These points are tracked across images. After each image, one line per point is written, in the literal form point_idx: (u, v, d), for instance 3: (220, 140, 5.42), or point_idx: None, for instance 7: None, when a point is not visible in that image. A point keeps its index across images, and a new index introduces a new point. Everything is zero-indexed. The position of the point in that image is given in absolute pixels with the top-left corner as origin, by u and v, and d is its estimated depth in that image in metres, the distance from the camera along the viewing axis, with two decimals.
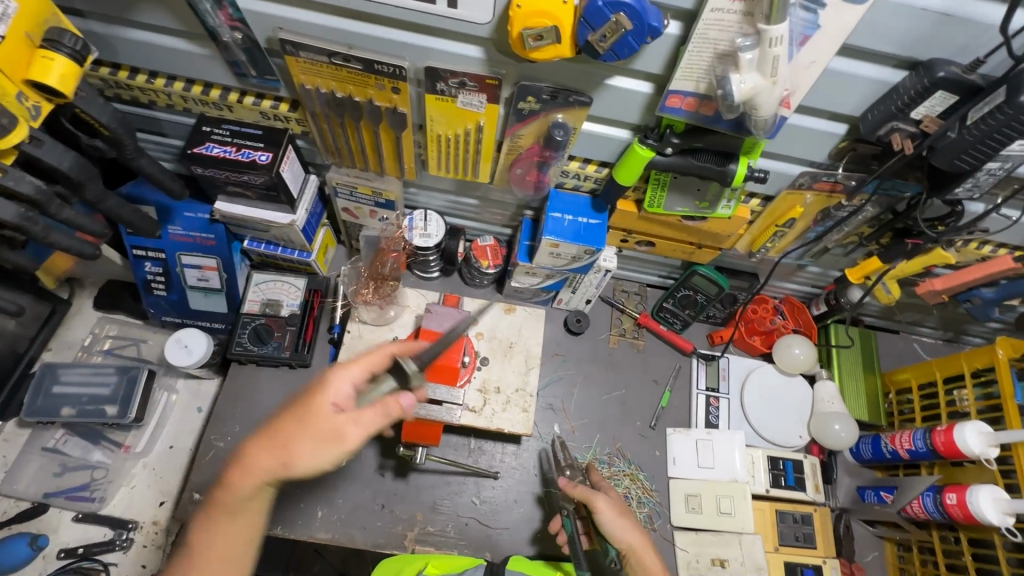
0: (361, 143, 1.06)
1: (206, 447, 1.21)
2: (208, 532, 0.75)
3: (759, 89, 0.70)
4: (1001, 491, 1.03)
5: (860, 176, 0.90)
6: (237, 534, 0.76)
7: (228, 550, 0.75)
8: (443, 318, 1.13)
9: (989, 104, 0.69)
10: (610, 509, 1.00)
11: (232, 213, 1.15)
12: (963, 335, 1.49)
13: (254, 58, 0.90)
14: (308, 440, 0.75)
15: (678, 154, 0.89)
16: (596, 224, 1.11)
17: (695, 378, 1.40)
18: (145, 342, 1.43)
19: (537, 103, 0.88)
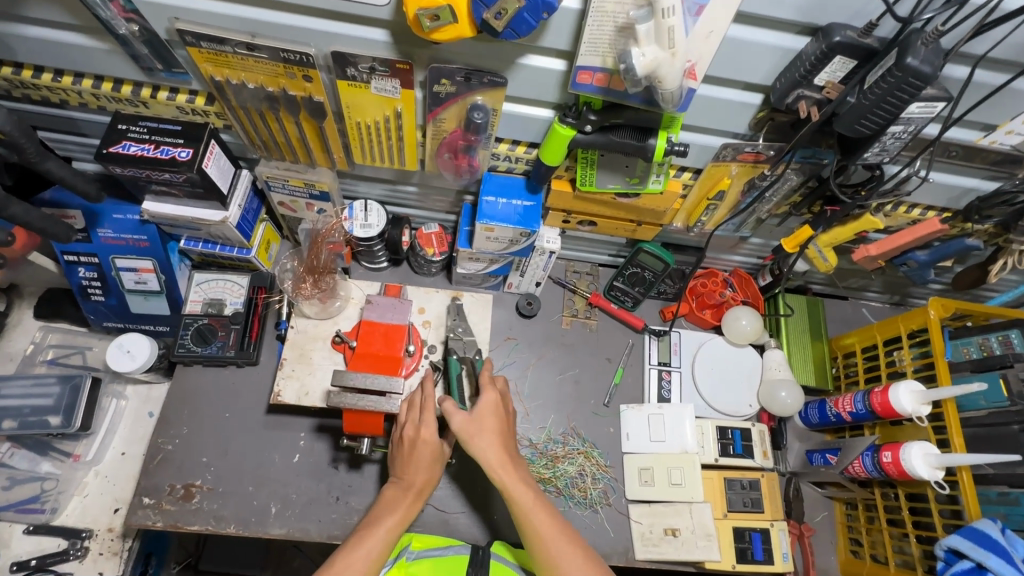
0: (284, 135, 1.04)
1: (154, 451, 1.20)
2: (415, 466, 1.01)
3: (659, 62, 0.69)
4: (931, 446, 1.06)
5: (779, 146, 0.91)
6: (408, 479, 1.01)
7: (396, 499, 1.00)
8: (384, 309, 1.12)
9: (882, 68, 0.70)
10: (467, 425, 1.00)
11: (161, 213, 1.12)
12: (908, 298, 1.53)
13: (157, 51, 0.87)
14: (421, 467, 1.01)
15: (598, 131, 0.89)
16: (531, 206, 1.10)
17: (648, 353, 1.42)
18: (90, 349, 1.40)
19: (452, 85, 0.87)
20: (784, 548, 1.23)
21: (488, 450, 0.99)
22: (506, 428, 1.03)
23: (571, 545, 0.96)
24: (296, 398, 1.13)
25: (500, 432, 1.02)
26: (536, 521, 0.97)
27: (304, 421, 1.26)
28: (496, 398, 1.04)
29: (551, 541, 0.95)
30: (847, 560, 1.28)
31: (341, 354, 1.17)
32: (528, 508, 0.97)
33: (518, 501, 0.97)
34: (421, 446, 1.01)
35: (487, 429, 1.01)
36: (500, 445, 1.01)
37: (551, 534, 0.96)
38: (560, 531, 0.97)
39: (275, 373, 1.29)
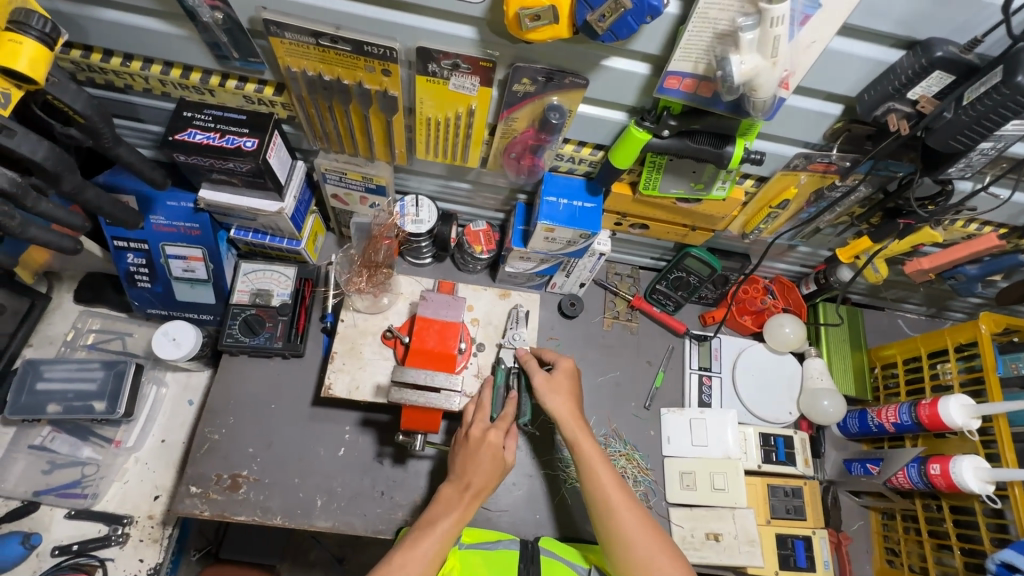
0: (350, 128, 1.03)
1: (201, 439, 1.20)
2: (473, 466, 1.01)
3: (759, 70, 0.70)
4: (981, 460, 1.07)
5: (854, 157, 0.91)
6: (466, 478, 1.01)
7: (454, 495, 1.00)
8: (439, 305, 1.12)
9: (984, 85, 0.70)
10: (547, 382, 1.10)
11: (217, 201, 1.12)
12: (945, 311, 1.53)
13: (236, 39, 0.86)
14: (481, 471, 1.01)
15: (675, 136, 0.89)
16: (591, 207, 1.10)
17: (688, 358, 1.42)
18: (130, 335, 1.39)
19: (532, 85, 0.87)
20: (825, 556, 1.24)
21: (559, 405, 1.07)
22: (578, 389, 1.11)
23: (628, 501, 1.00)
24: (347, 392, 1.14)
25: (572, 393, 1.10)
26: (597, 472, 1.01)
27: (349, 415, 1.26)
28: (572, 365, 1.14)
29: (612, 494, 1.00)
30: (883, 569, 1.29)
31: (391, 349, 1.17)
32: (594, 463, 1.02)
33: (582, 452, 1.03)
34: (486, 450, 1.02)
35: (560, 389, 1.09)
36: (570, 403, 1.09)
37: (613, 487, 1.00)
38: (619, 486, 1.01)
39: (320, 365, 1.29)
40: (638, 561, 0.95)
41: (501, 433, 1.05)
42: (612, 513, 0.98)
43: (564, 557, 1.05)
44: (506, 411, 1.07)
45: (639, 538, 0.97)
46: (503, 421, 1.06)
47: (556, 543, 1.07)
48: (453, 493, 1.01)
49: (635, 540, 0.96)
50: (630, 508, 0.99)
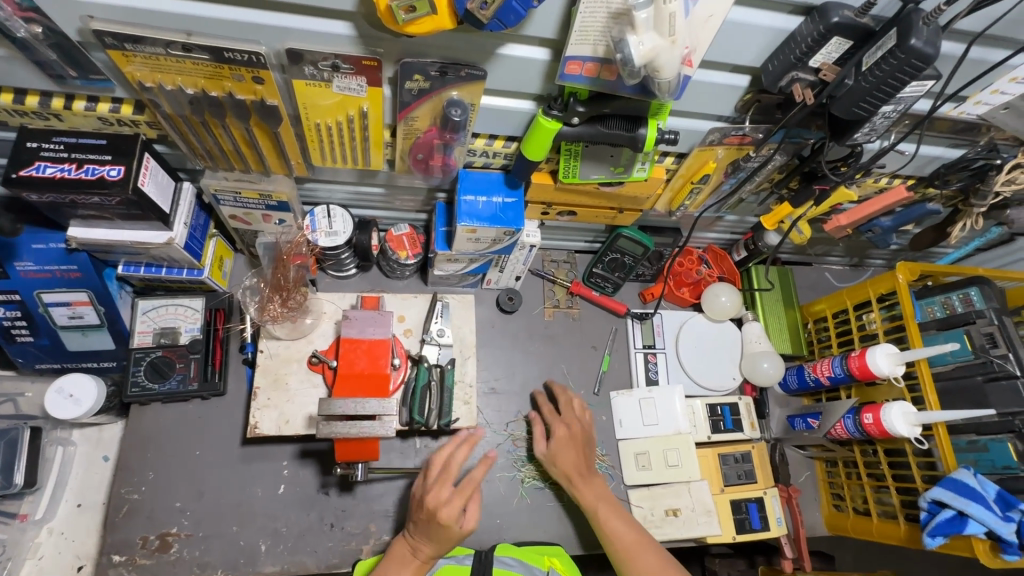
0: (233, 145, 0.92)
1: (118, 502, 1.09)
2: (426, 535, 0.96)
3: (659, 50, 0.65)
4: (909, 406, 1.12)
5: (766, 127, 0.89)
6: (420, 537, 0.97)
7: (407, 556, 0.97)
8: (364, 323, 1.04)
9: (881, 48, 0.69)
10: (561, 436, 1.18)
11: (92, 240, 0.98)
12: (866, 260, 1.60)
13: (69, 55, 0.73)
14: (431, 536, 0.95)
15: (586, 123, 0.84)
16: (512, 202, 1.04)
17: (632, 338, 1.41)
18: (23, 395, 1.23)
19: (426, 81, 0.79)
20: (778, 513, 1.27)
21: (565, 460, 1.15)
22: (585, 452, 1.16)
23: (648, 547, 1.05)
24: (276, 428, 1.06)
25: (576, 447, 1.16)
26: (610, 521, 1.08)
27: (284, 448, 1.17)
28: (573, 428, 1.19)
29: (628, 543, 1.05)
30: (831, 514, 1.36)
31: (320, 375, 1.09)
32: (607, 517, 1.08)
33: (588, 504, 1.10)
34: (441, 525, 0.93)
35: (563, 456, 1.15)
36: (578, 457, 1.15)
37: (630, 539, 1.05)
38: (634, 538, 1.06)
39: (246, 402, 1.19)
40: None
41: (453, 508, 0.94)
42: (630, 561, 1.03)
43: (520, 562, 1.06)
44: (473, 475, 0.97)
45: None
46: (466, 488, 0.96)
47: (514, 549, 1.07)
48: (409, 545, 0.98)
49: None
50: (646, 550, 1.04)
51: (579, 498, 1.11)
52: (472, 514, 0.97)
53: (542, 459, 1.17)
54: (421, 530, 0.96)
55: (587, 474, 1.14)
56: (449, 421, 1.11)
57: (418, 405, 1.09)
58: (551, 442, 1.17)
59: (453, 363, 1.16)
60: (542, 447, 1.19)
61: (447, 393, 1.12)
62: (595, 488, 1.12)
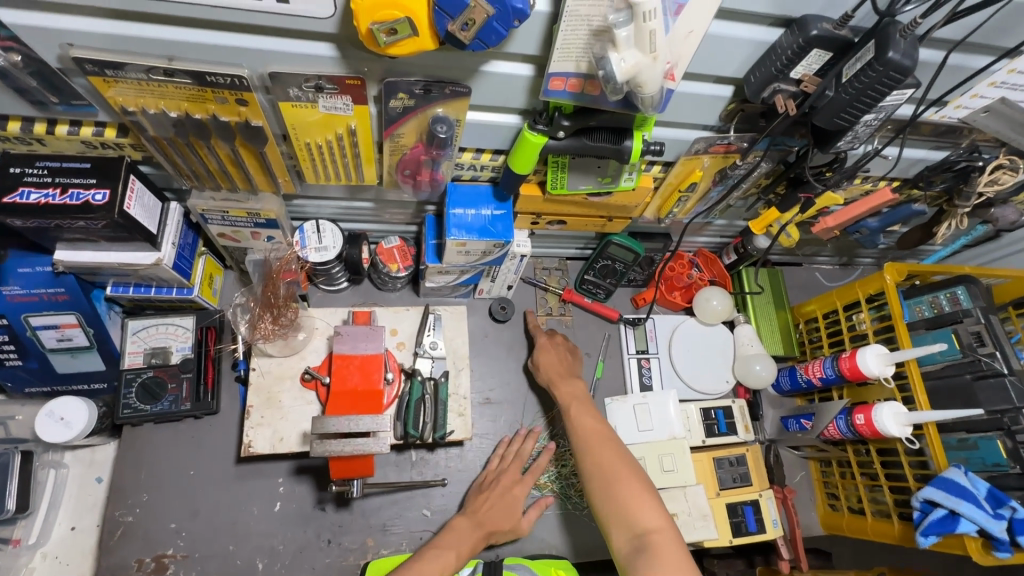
0: (219, 165, 0.92)
1: (113, 525, 1.09)
2: (495, 502, 1.10)
3: (641, 67, 0.66)
4: (900, 405, 1.13)
5: (750, 136, 0.90)
6: (487, 509, 1.09)
7: (471, 532, 1.04)
8: (356, 338, 1.04)
9: (860, 61, 0.70)
10: (548, 342, 1.29)
11: (79, 262, 0.97)
12: (855, 259, 1.61)
13: (49, 81, 0.73)
14: (496, 515, 1.08)
15: (572, 136, 0.84)
16: (501, 214, 1.05)
17: (625, 343, 1.42)
18: (13, 419, 1.22)
19: (410, 99, 0.79)
20: (773, 515, 1.27)
21: (549, 363, 1.25)
22: (568, 360, 1.27)
23: (608, 440, 1.05)
24: (271, 447, 1.05)
25: (562, 358, 1.26)
26: (577, 417, 1.11)
27: (279, 465, 1.16)
28: (561, 341, 1.30)
29: (590, 434, 1.07)
30: (827, 514, 1.37)
31: (313, 392, 1.09)
32: (577, 414, 1.12)
33: (563, 400, 1.16)
34: (510, 498, 1.11)
35: (546, 359, 1.26)
36: (563, 363, 1.26)
37: (592, 429, 1.08)
38: (597, 430, 1.08)
39: (240, 419, 1.19)
40: (608, 489, 0.98)
41: (525, 486, 1.13)
42: (589, 447, 1.05)
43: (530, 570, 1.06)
44: (541, 459, 1.16)
45: (610, 468, 1.00)
46: (534, 471, 1.14)
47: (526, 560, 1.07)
48: (475, 515, 1.08)
49: (604, 471, 1.00)
50: (605, 441, 1.05)
51: (558, 395, 1.19)
52: (531, 514, 1.12)
53: (531, 364, 1.27)
54: (492, 498, 1.10)
55: (567, 378, 1.22)
56: (443, 433, 1.11)
57: (409, 417, 1.08)
58: (538, 349, 1.28)
59: (447, 376, 1.16)
60: (532, 358, 1.30)
61: (440, 407, 1.12)
62: (571, 388, 1.19)
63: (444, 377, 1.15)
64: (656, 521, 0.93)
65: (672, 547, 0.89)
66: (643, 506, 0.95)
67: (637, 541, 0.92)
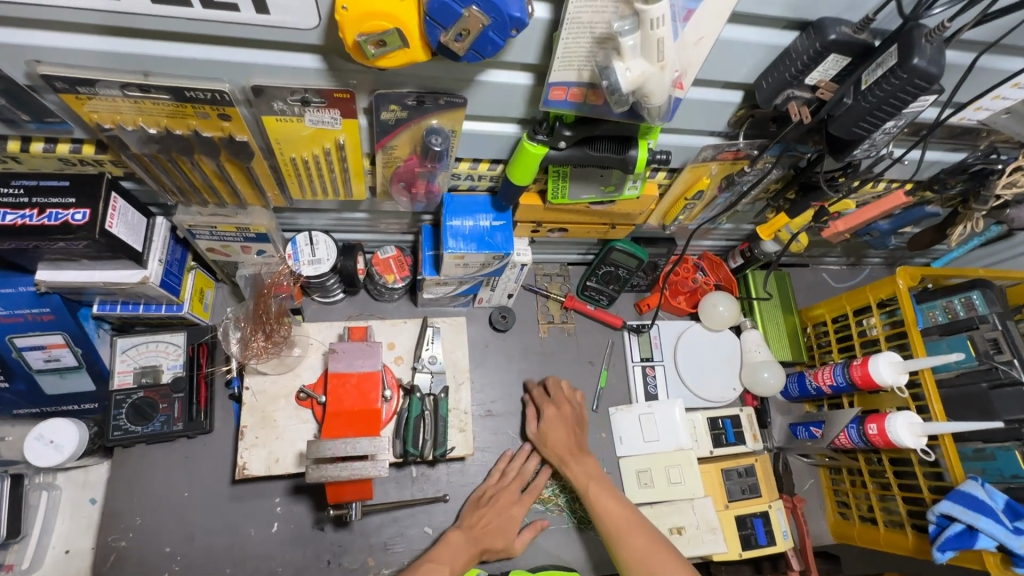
0: (204, 181, 0.88)
1: (106, 550, 1.06)
2: (491, 515, 1.10)
3: (648, 77, 0.61)
4: (914, 415, 1.10)
5: (761, 142, 0.86)
6: (484, 523, 1.09)
7: (465, 545, 1.05)
8: (352, 356, 1.00)
9: (881, 66, 0.65)
10: (551, 415, 1.20)
11: (62, 283, 0.94)
12: (863, 259, 1.57)
13: (20, 100, 0.69)
14: (495, 533, 1.08)
15: (573, 147, 0.80)
16: (500, 225, 1.01)
17: (628, 351, 1.39)
18: (2, 440, 1.18)
19: (402, 111, 0.74)
20: (784, 526, 1.24)
21: (557, 441, 1.17)
22: (577, 432, 1.20)
23: (639, 524, 1.04)
24: (266, 468, 1.02)
25: (567, 428, 1.19)
26: (601, 500, 1.08)
27: (276, 485, 1.13)
28: (563, 410, 1.21)
29: (618, 521, 1.05)
30: (836, 522, 1.35)
31: (309, 410, 1.06)
32: (598, 497, 1.08)
33: (579, 482, 1.11)
34: (508, 519, 1.10)
35: (554, 436, 1.18)
36: (569, 438, 1.18)
37: (622, 518, 1.05)
38: (627, 517, 1.05)
39: (235, 438, 1.15)
40: None
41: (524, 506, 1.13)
42: (622, 539, 1.03)
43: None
44: (539, 482, 1.17)
45: (651, 560, 0.99)
46: (533, 491, 1.15)
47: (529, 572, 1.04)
48: (470, 527, 1.08)
49: (647, 563, 0.99)
50: (637, 530, 1.03)
51: (570, 477, 1.13)
52: (525, 535, 1.13)
53: (535, 440, 1.19)
54: (487, 511, 1.11)
55: (578, 454, 1.16)
56: (444, 450, 1.08)
57: (409, 435, 1.05)
58: (543, 421, 1.20)
59: (446, 391, 1.13)
60: (534, 429, 1.22)
61: (440, 423, 1.09)
62: (585, 466, 1.14)
63: (444, 392, 1.12)
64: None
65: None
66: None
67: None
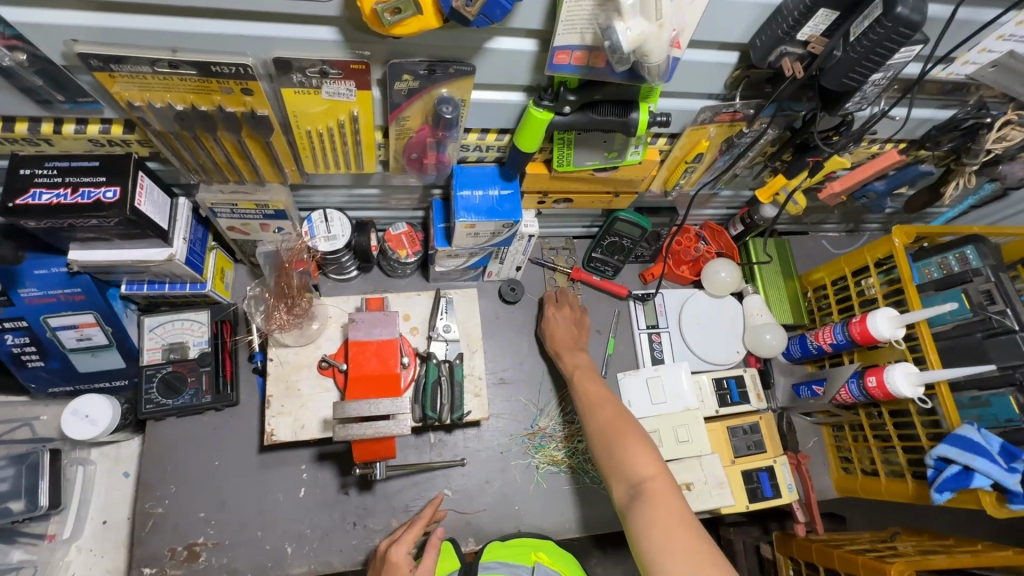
0: (226, 157, 0.92)
1: (143, 517, 1.11)
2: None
3: (647, 36, 0.66)
4: (911, 366, 1.14)
5: (757, 103, 0.90)
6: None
7: None
8: (370, 325, 1.05)
9: (867, 18, 0.70)
10: (557, 311, 1.31)
11: (93, 262, 0.98)
12: (861, 225, 1.60)
13: (55, 79, 0.73)
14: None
15: (577, 112, 0.84)
16: (509, 194, 1.05)
17: (635, 319, 1.43)
18: (38, 419, 1.25)
19: (415, 80, 0.78)
20: (788, 480, 1.29)
21: (556, 334, 1.28)
22: (577, 331, 1.29)
23: (608, 401, 1.09)
24: (293, 434, 1.07)
25: (570, 325, 1.30)
26: (580, 382, 1.16)
27: (302, 453, 1.19)
28: (570, 310, 1.32)
29: (592, 398, 1.12)
30: (840, 477, 1.39)
31: (331, 379, 1.10)
32: (578, 379, 1.17)
33: (567, 369, 1.21)
34: (391, 570, 0.94)
35: (555, 329, 1.29)
36: (569, 334, 1.28)
37: (594, 393, 1.12)
38: (599, 394, 1.12)
39: (260, 410, 1.21)
40: (606, 444, 1.01)
41: (404, 544, 0.97)
42: (590, 410, 1.09)
43: (506, 564, 1.06)
44: (421, 519, 1.02)
45: (609, 426, 1.03)
46: (413, 528, 1.00)
47: (500, 551, 1.08)
48: None
49: (605, 429, 1.03)
50: (605, 404, 1.09)
51: (562, 366, 1.24)
52: (428, 563, 0.95)
53: (543, 333, 1.32)
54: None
55: (572, 349, 1.26)
56: (461, 414, 1.13)
57: (428, 397, 1.10)
58: (545, 319, 1.32)
59: (461, 357, 1.17)
60: (541, 327, 1.34)
61: (457, 387, 1.13)
62: (576, 358, 1.23)
63: (459, 359, 1.16)
64: (650, 469, 0.94)
65: (664, 491, 0.90)
66: (637, 457, 0.96)
67: (633, 491, 0.93)
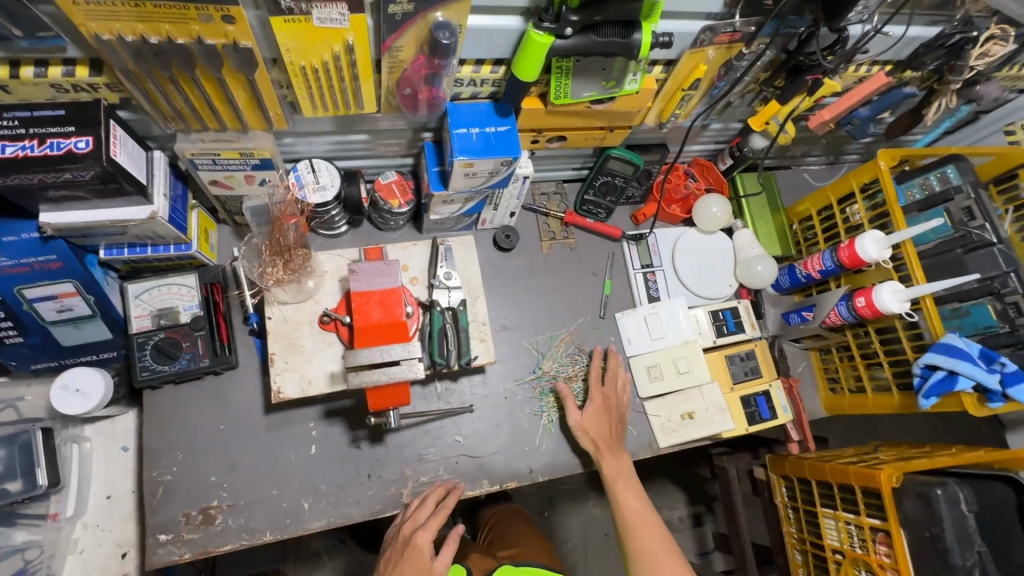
0: (205, 100, 0.85)
1: (152, 486, 1.09)
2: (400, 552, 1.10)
3: None
4: (897, 284, 1.19)
5: (756, 20, 0.89)
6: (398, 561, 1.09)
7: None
8: (372, 274, 1.01)
9: None
10: (595, 408, 1.23)
11: (70, 224, 0.91)
12: (841, 156, 1.64)
13: (10, 10, 0.66)
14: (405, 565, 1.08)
15: (579, 34, 0.81)
16: (506, 130, 1.01)
17: (630, 260, 1.43)
18: (22, 400, 1.20)
19: (410, 3, 0.74)
20: (783, 402, 1.36)
21: (597, 428, 1.21)
22: (615, 425, 1.23)
23: (653, 526, 1.15)
24: (301, 390, 1.05)
25: (608, 420, 1.23)
26: (623, 497, 1.17)
27: (309, 411, 1.17)
28: (603, 401, 1.24)
29: (635, 520, 1.16)
30: (828, 398, 1.46)
31: (334, 333, 1.08)
32: (621, 498, 1.17)
33: (608, 476, 1.17)
34: (414, 551, 1.08)
35: (594, 428, 1.21)
36: (608, 430, 1.22)
37: (638, 514, 1.16)
38: (643, 515, 1.16)
39: (261, 371, 1.18)
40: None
41: (428, 532, 1.08)
42: (632, 533, 1.14)
43: None
44: (447, 504, 1.12)
45: (656, 556, 1.11)
46: (439, 514, 1.10)
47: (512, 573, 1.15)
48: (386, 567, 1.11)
49: (650, 559, 1.11)
50: (649, 531, 1.14)
51: (602, 467, 1.18)
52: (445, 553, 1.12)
53: (574, 429, 1.21)
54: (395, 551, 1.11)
55: (614, 448, 1.20)
56: (469, 359, 1.12)
57: (436, 344, 1.09)
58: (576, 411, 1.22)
59: (465, 304, 1.16)
60: (576, 419, 1.22)
61: (463, 332, 1.13)
62: (617, 461, 1.19)
63: (462, 304, 1.15)
64: None
65: None
66: None
67: None
